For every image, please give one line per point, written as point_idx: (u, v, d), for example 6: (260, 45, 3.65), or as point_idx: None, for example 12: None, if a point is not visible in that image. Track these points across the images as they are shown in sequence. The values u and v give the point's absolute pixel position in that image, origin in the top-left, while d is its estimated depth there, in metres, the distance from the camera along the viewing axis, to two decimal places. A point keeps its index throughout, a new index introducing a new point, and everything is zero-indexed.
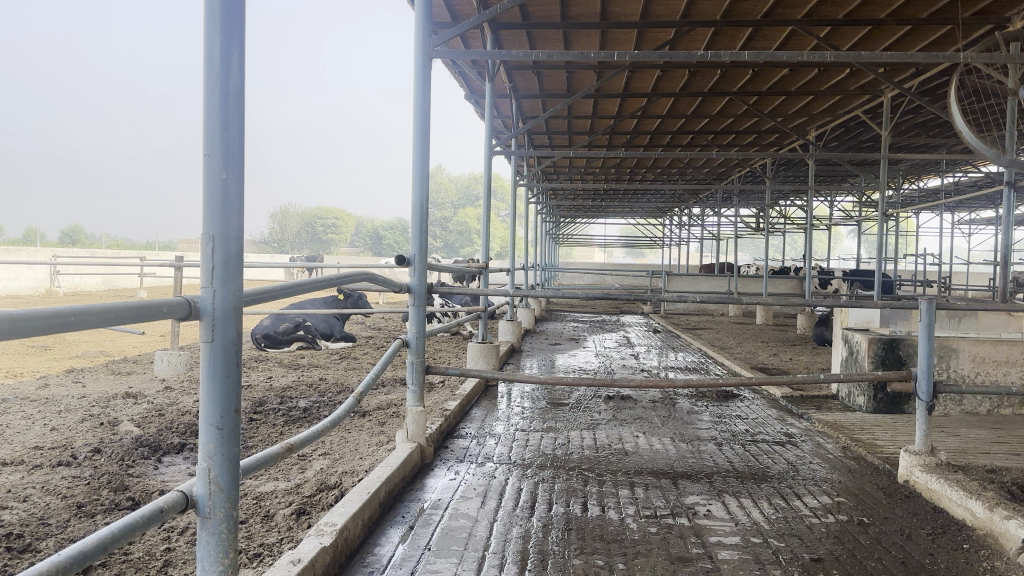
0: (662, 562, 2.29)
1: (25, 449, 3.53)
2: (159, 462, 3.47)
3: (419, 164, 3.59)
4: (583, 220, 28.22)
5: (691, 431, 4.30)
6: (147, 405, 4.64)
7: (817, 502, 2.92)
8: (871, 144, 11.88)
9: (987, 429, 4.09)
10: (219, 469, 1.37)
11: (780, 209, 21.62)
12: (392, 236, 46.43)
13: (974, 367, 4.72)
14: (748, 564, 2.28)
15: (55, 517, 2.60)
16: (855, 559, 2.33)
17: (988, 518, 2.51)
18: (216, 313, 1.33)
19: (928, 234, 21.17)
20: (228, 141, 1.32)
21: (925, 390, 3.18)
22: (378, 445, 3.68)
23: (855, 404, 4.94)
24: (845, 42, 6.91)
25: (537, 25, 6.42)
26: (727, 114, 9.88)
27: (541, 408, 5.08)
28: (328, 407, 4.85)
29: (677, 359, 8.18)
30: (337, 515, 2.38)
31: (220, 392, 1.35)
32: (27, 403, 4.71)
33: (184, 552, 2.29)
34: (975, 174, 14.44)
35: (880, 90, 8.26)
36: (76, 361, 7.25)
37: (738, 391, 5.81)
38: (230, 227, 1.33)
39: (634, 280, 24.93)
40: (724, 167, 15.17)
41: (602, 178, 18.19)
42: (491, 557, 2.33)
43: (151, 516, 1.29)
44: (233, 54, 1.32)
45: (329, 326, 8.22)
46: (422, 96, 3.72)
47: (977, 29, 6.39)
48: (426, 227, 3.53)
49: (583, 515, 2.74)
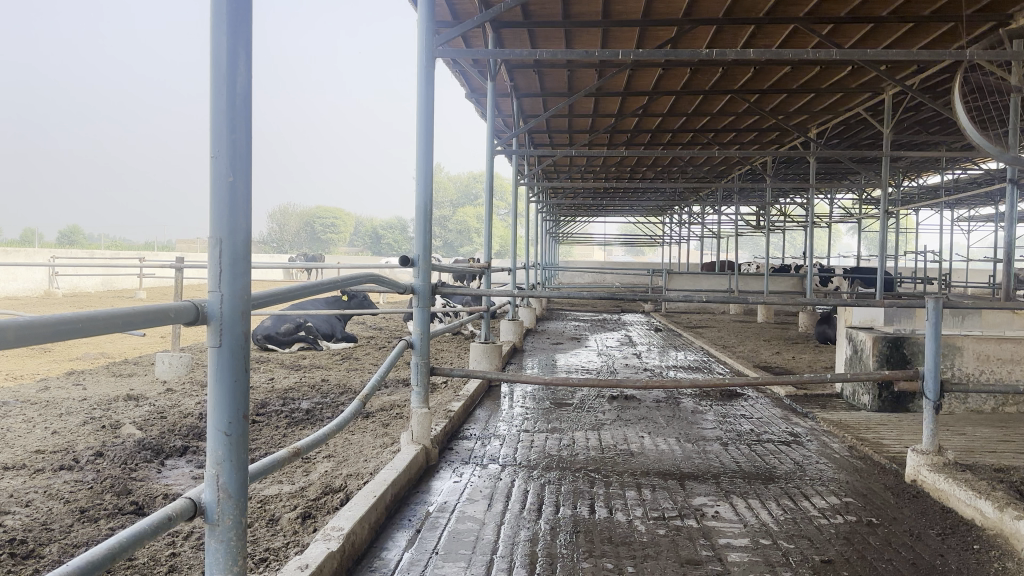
0: (671, 564, 2.28)
1: (26, 454, 3.51)
2: (162, 465, 3.45)
3: (423, 165, 3.57)
4: (584, 219, 28.18)
5: (696, 431, 4.29)
6: (149, 408, 4.62)
7: (825, 503, 2.91)
8: (872, 141, 11.86)
9: (992, 427, 4.07)
10: (228, 476, 1.35)
11: (781, 207, 21.61)
12: (392, 235, 46.43)
13: (979, 366, 4.70)
14: (758, 566, 2.26)
15: (58, 522, 2.58)
16: (866, 560, 2.31)
17: (998, 518, 2.50)
18: (224, 317, 1.31)
19: (929, 231, 21.16)
20: (236, 143, 1.30)
21: (932, 389, 3.16)
22: (382, 447, 3.66)
23: (860, 403, 4.92)
24: (847, 39, 6.89)
25: (538, 23, 6.40)
26: (727, 112, 9.85)
27: (545, 408, 5.06)
28: (331, 409, 4.83)
29: (679, 358, 8.17)
30: (343, 519, 2.37)
31: (229, 396, 1.34)
32: (28, 406, 4.69)
33: (189, 557, 2.28)
34: (975, 171, 14.42)
35: (882, 87, 8.23)
36: (77, 363, 7.24)
37: (742, 390, 5.79)
38: (238, 229, 1.31)
39: (634, 279, 24.89)
40: (724, 165, 15.16)
41: (603, 177, 18.18)
42: (499, 561, 2.31)
43: (159, 524, 1.27)
44: (240, 55, 1.30)
45: (330, 327, 8.21)
46: (425, 96, 3.69)
47: (981, 26, 6.37)
48: (430, 228, 3.51)
49: (591, 517, 2.72)
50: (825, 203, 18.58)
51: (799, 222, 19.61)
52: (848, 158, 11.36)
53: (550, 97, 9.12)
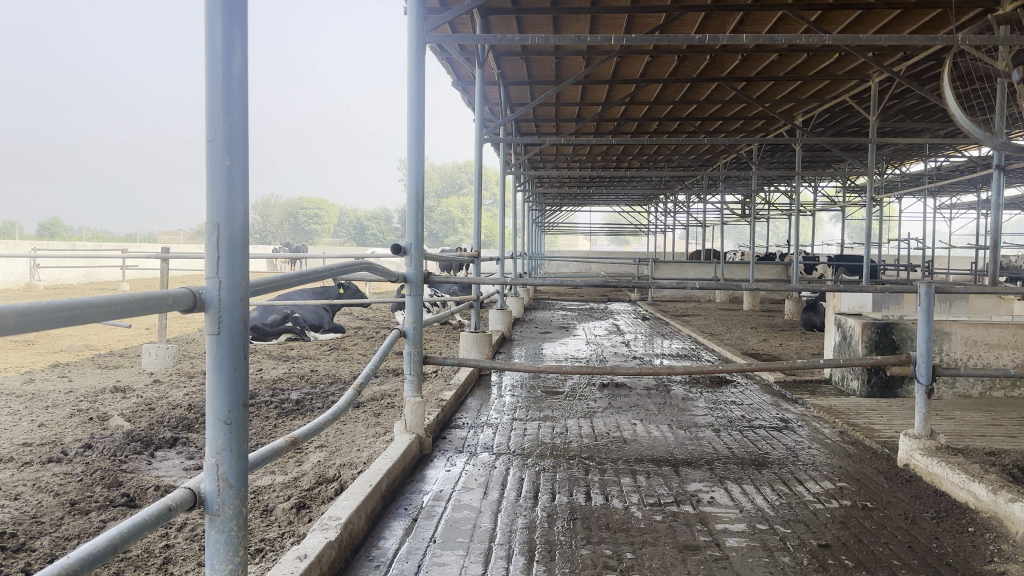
0: (670, 550, 2.28)
1: (13, 447, 3.45)
2: (152, 457, 3.41)
3: (416, 151, 3.52)
4: (569, 208, 28.12)
5: (688, 418, 4.31)
6: (136, 400, 4.55)
7: (819, 487, 2.93)
8: (857, 128, 11.90)
9: (981, 412, 4.12)
10: (228, 465, 1.32)
11: (767, 195, 21.68)
12: (377, 225, 46.05)
13: (967, 351, 4.75)
14: (756, 551, 2.27)
15: (48, 515, 2.54)
16: (862, 544, 2.33)
17: (992, 501, 2.52)
18: (222, 305, 1.28)
19: (914, 219, 21.32)
20: (232, 128, 1.25)
21: (924, 372, 3.17)
22: (375, 436, 3.64)
23: (849, 388, 4.97)
24: (835, 26, 6.92)
25: (527, 10, 6.38)
26: (714, 100, 9.84)
27: (536, 396, 5.06)
28: (321, 400, 4.79)
29: (666, 346, 8.21)
30: (341, 509, 2.35)
31: (228, 384, 1.30)
32: (13, 399, 4.62)
33: (183, 550, 2.25)
34: (958, 159, 14.50)
35: (868, 74, 8.27)
36: (60, 356, 7.12)
37: (731, 376, 5.81)
38: (235, 214, 1.27)
39: (618, 269, 24.90)
40: (711, 152, 15.15)
41: (589, 166, 18.15)
42: (497, 549, 2.31)
43: (159, 515, 1.24)
44: (236, 38, 1.26)
45: (317, 318, 8.20)
46: (416, 82, 3.65)
47: (968, 12, 6.42)
48: (422, 216, 3.48)
49: (586, 504, 2.72)
50: (810, 191, 18.65)
51: (784, 210, 19.71)
52: (834, 146, 11.40)
53: (537, 84, 9.06)
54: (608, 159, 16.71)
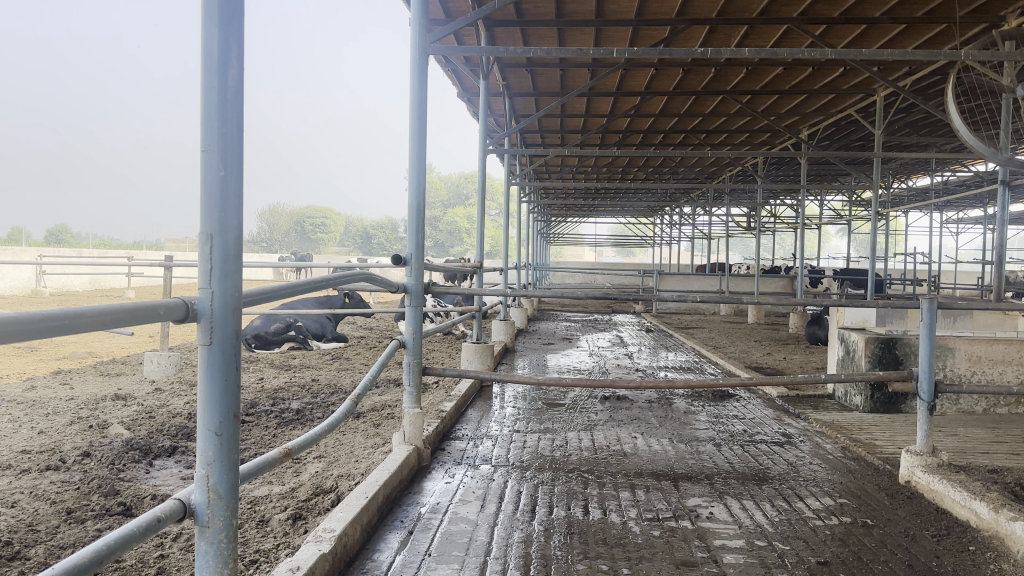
0: (667, 566, 2.26)
1: (12, 453, 3.45)
2: (150, 465, 3.41)
3: (416, 162, 3.53)
4: (575, 219, 28.17)
5: (690, 432, 4.28)
6: (137, 408, 4.56)
7: (819, 504, 2.90)
8: (861, 142, 11.88)
9: (984, 428, 4.09)
10: (218, 477, 1.32)
11: (772, 208, 21.63)
12: (383, 234, 46.09)
13: (971, 367, 4.72)
14: (754, 567, 2.25)
15: (44, 524, 2.54)
16: (862, 562, 2.31)
17: (993, 519, 2.49)
18: (214, 315, 1.27)
19: (920, 234, 21.24)
20: (226, 138, 1.26)
21: (926, 390, 3.13)
22: (374, 447, 3.64)
23: (852, 403, 4.95)
24: (840, 40, 6.95)
25: (532, 22, 6.40)
26: (720, 113, 9.84)
27: (537, 408, 5.05)
28: (321, 409, 4.78)
29: (670, 358, 8.20)
30: (336, 521, 2.33)
31: (219, 396, 1.29)
32: (14, 406, 4.62)
33: (177, 559, 2.24)
34: (964, 174, 14.43)
35: (873, 89, 8.28)
36: (64, 362, 7.15)
37: (734, 391, 5.78)
38: (229, 225, 1.27)
39: (624, 280, 24.96)
40: (714, 164, 15.14)
41: (594, 177, 18.20)
42: (493, 562, 2.29)
43: (148, 526, 1.23)
44: (232, 48, 1.26)
45: (320, 326, 8.21)
46: (419, 95, 3.66)
47: (973, 28, 6.43)
48: (422, 228, 3.49)
49: (583, 517, 2.71)
50: (815, 204, 18.62)
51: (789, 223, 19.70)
52: (839, 159, 11.39)
53: (541, 96, 9.11)
54: (614, 170, 16.75)
